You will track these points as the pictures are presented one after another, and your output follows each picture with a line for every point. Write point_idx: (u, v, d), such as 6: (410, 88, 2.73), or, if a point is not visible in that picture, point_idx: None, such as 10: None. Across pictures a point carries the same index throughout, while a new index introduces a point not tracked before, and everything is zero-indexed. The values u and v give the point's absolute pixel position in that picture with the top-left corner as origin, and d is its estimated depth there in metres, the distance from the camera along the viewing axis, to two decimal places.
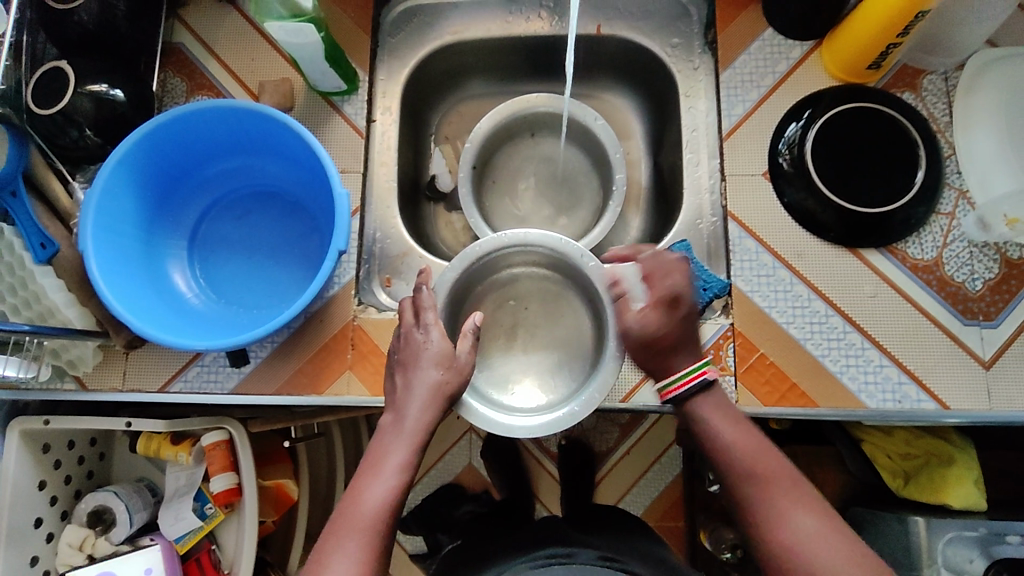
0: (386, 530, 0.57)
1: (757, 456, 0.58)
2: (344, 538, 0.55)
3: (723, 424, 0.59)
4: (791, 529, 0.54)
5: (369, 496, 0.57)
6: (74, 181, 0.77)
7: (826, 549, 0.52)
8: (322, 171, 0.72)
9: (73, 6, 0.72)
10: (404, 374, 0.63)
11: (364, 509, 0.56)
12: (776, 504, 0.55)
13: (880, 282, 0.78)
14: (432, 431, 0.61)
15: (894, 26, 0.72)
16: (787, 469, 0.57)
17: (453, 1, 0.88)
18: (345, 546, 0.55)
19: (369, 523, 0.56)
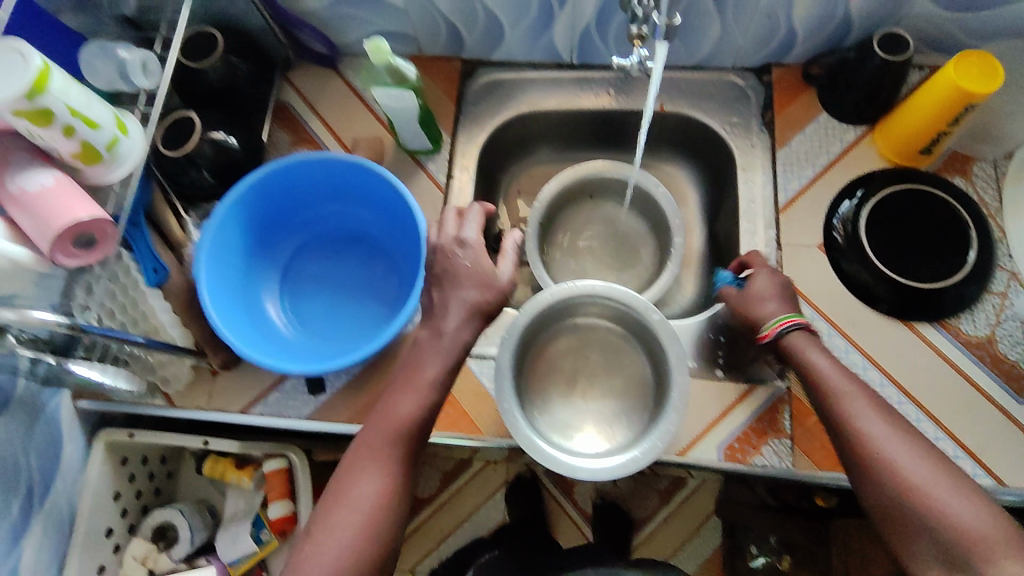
0: (410, 447, 0.65)
1: (842, 381, 0.66)
2: (377, 447, 0.64)
3: (813, 353, 0.69)
4: (878, 443, 0.61)
5: (398, 412, 0.65)
6: (187, 216, 0.85)
7: (897, 445, 0.61)
8: (411, 219, 0.80)
9: (202, 65, 0.82)
10: (446, 287, 0.71)
11: (393, 426, 0.65)
12: (863, 425, 0.63)
13: (933, 355, 0.81)
14: (466, 349, 0.69)
15: (946, 115, 0.78)
16: (868, 393, 0.65)
17: (531, 76, 0.98)
18: (374, 455, 0.63)
19: (396, 437, 0.64)
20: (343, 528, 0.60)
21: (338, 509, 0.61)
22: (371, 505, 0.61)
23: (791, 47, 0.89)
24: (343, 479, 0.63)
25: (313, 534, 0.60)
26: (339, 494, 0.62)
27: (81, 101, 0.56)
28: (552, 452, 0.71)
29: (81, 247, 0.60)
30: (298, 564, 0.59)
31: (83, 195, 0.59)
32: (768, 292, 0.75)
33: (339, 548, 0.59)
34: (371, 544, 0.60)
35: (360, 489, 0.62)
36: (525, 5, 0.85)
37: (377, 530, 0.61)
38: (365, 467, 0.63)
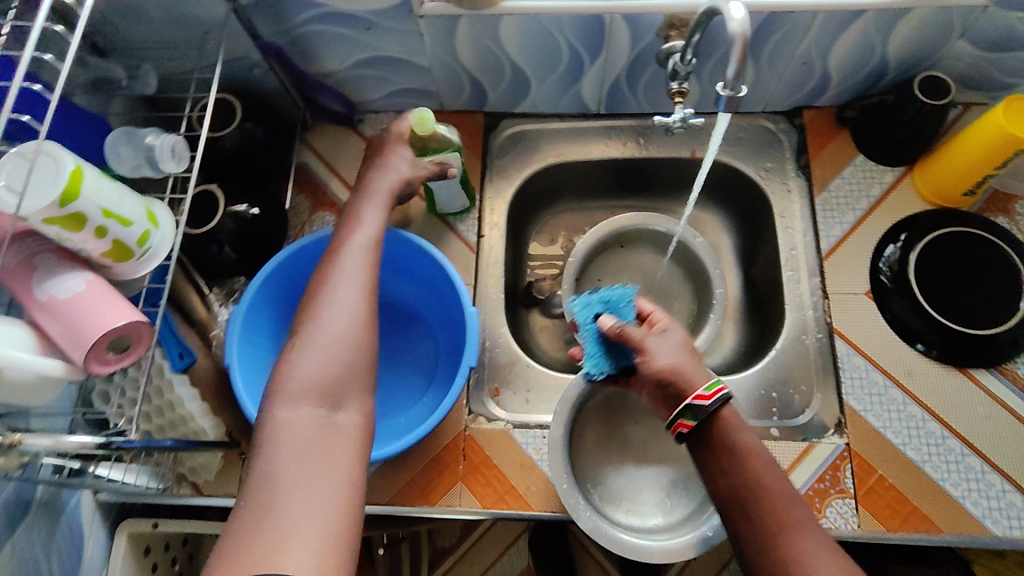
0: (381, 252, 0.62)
1: (767, 484, 0.57)
2: (346, 265, 0.58)
3: (742, 435, 0.59)
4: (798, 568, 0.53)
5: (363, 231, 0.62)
6: (210, 292, 0.80)
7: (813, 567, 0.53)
8: (449, 288, 0.77)
9: (219, 134, 0.79)
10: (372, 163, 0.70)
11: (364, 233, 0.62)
12: (791, 548, 0.54)
13: (993, 403, 0.78)
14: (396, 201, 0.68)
15: (993, 159, 0.76)
16: (792, 502, 0.56)
17: (557, 127, 0.95)
18: (347, 264, 0.58)
19: (365, 245, 0.61)
20: (328, 334, 0.53)
21: (318, 317, 0.54)
22: (353, 306, 0.55)
23: (824, 91, 0.88)
24: (318, 292, 0.56)
25: (292, 347, 0.53)
26: (317, 305, 0.55)
27: (113, 199, 0.54)
28: (615, 532, 0.66)
29: (115, 352, 0.57)
30: (281, 378, 0.51)
31: (116, 296, 0.56)
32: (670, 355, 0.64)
33: (326, 356, 0.52)
34: (359, 351, 0.54)
35: (341, 293, 0.56)
36: (553, 59, 0.83)
37: (362, 336, 0.55)
38: (341, 274, 0.57)
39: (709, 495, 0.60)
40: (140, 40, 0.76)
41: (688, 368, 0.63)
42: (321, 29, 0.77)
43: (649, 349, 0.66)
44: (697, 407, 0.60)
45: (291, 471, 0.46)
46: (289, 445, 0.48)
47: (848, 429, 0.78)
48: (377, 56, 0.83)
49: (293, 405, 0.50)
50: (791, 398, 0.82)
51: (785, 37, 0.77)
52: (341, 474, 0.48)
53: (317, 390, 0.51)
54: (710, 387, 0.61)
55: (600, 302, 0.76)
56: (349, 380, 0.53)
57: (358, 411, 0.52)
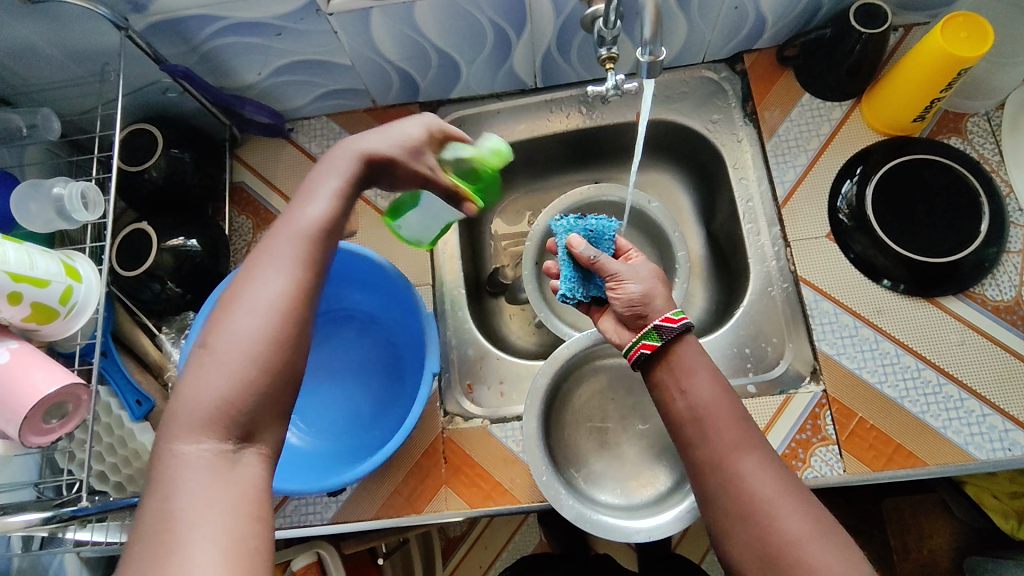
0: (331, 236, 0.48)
1: (723, 406, 0.56)
2: (280, 263, 0.45)
3: (700, 357, 0.58)
4: (747, 488, 0.52)
5: (309, 207, 0.48)
6: (160, 332, 0.77)
7: (761, 478, 0.52)
8: (402, 293, 0.75)
9: (143, 166, 0.75)
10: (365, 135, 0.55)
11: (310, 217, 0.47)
12: (743, 463, 0.53)
13: (965, 329, 0.77)
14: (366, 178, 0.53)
15: (937, 81, 0.74)
16: (744, 420, 0.55)
17: (496, 108, 0.92)
18: (285, 249, 0.46)
19: (313, 222, 0.48)
20: (245, 345, 0.42)
21: (237, 318, 0.43)
22: (281, 309, 0.43)
23: (762, 33, 0.85)
24: (238, 297, 0.44)
25: (197, 355, 0.42)
26: (231, 303, 0.43)
27: (21, 263, 0.52)
28: (601, 517, 0.65)
29: (56, 418, 0.55)
30: (181, 397, 0.41)
31: (47, 360, 0.54)
32: (646, 280, 0.64)
33: (235, 376, 0.41)
34: (276, 378, 0.42)
35: (257, 289, 0.44)
36: (476, 39, 0.79)
37: (281, 349, 0.43)
38: (271, 264, 0.45)
39: (665, 417, 0.59)
40: (42, 80, 0.72)
41: (657, 294, 0.62)
42: (228, 41, 0.73)
43: (619, 280, 0.65)
44: (664, 328, 0.58)
45: (186, 518, 0.37)
46: (183, 485, 0.38)
47: (824, 375, 0.77)
48: (296, 61, 0.79)
49: (193, 436, 0.40)
50: (764, 351, 0.82)
51: None
52: (245, 528, 0.38)
53: (225, 420, 0.40)
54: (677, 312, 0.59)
55: (584, 228, 0.76)
56: (264, 416, 0.42)
57: (270, 449, 0.42)
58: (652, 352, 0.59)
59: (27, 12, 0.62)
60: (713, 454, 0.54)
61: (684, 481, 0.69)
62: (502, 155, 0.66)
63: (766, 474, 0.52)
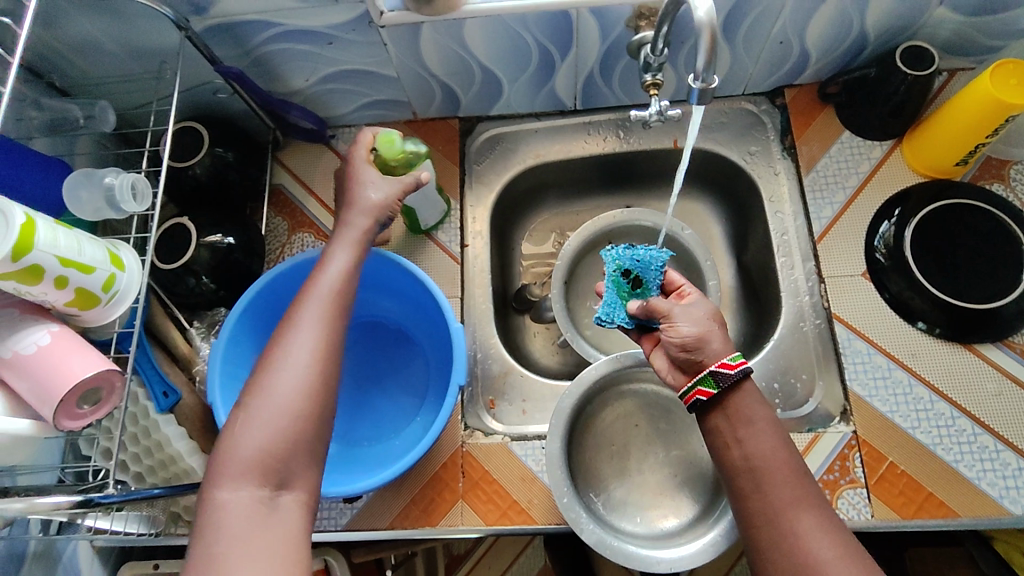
0: (346, 298, 0.57)
1: (778, 456, 0.54)
2: (303, 322, 0.54)
3: (758, 408, 0.57)
4: (803, 546, 0.50)
5: (326, 271, 0.58)
6: (191, 327, 0.78)
7: (817, 536, 0.51)
8: (433, 304, 0.75)
9: (189, 162, 0.77)
10: (351, 193, 0.65)
11: (328, 278, 0.57)
12: (800, 519, 0.52)
13: (1002, 379, 0.75)
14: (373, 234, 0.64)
15: (983, 126, 0.74)
16: (803, 474, 0.54)
17: (534, 128, 0.93)
18: (307, 313, 0.55)
19: (330, 290, 0.57)
20: (281, 401, 0.50)
21: (271, 379, 0.51)
22: (308, 365, 0.52)
23: (805, 68, 0.85)
24: (271, 355, 0.53)
25: (241, 407, 0.51)
26: (267, 361, 0.52)
27: (70, 248, 0.53)
28: (622, 544, 0.64)
29: (88, 404, 0.56)
30: (227, 450, 0.49)
31: (84, 346, 0.55)
32: (702, 322, 0.60)
33: (273, 429, 0.49)
34: (306, 425, 0.51)
35: (287, 347, 0.53)
36: (522, 58, 0.80)
37: (308, 400, 0.51)
38: (298, 329, 0.54)
39: (719, 465, 0.58)
40: (99, 74, 0.74)
41: (714, 336, 0.59)
42: (282, 47, 0.75)
43: (673, 316, 0.61)
44: (721, 375, 0.57)
45: (229, 562, 0.44)
46: (226, 531, 0.45)
47: (855, 416, 0.75)
48: (344, 70, 0.80)
49: (235, 483, 0.47)
50: (794, 389, 0.80)
51: (760, 16, 0.75)
52: (282, 569, 0.45)
53: (265, 468, 0.48)
54: (734, 357, 0.58)
55: (632, 259, 0.73)
56: (296, 459, 0.50)
57: (304, 488, 0.50)
58: (709, 398, 0.58)
59: (95, 7, 0.65)
60: (772, 509, 0.53)
61: (709, 513, 0.68)
62: (394, 140, 0.71)
63: (824, 532, 0.51)
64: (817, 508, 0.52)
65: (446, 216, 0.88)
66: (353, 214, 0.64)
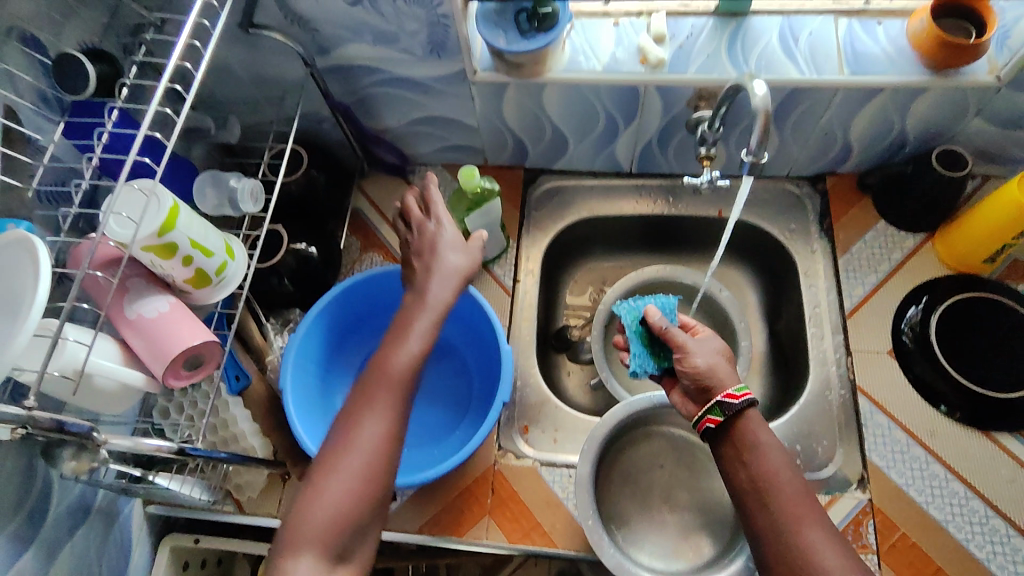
0: (416, 381, 0.62)
1: (784, 476, 0.59)
2: (376, 402, 0.59)
3: (763, 433, 0.61)
4: (810, 559, 0.55)
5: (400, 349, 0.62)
6: (267, 322, 0.87)
7: (822, 549, 0.55)
8: (488, 328, 0.82)
9: (288, 178, 0.86)
10: (428, 260, 0.71)
11: (402, 359, 0.62)
12: (804, 534, 0.56)
13: (1017, 467, 0.78)
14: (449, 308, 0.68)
15: (1011, 227, 0.80)
16: (806, 492, 0.58)
17: (591, 185, 1.02)
18: (381, 393, 0.60)
19: (402, 372, 0.61)
20: (348, 480, 0.56)
21: (343, 458, 0.57)
22: (376, 448, 0.57)
23: (846, 159, 0.93)
24: (345, 433, 0.58)
25: (314, 481, 0.56)
26: (341, 438, 0.58)
27: (200, 233, 0.62)
28: (638, 571, 0.68)
29: (189, 368, 0.64)
30: (297, 521, 0.54)
31: (193, 317, 0.64)
32: (711, 356, 0.67)
33: (338, 510, 0.55)
34: (368, 506, 0.56)
35: (360, 429, 0.58)
36: (590, 123, 0.90)
37: (372, 481, 0.57)
38: (371, 412, 0.59)
39: (729, 487, 0.62)
40: (228, 96, 0.86)
41: (721, 369, 0.66)
42: (385, 91, 0.86)
43: (686, 351, 0.68)
44: (726, 405, 0.62)
45: None
46: None
47: (871, 485, 0.79)
48: (433, 116, 0.91)
49: (301, 555, 0.53)
50: (815, 451, 0.83)
51: (808, 109, 0.83)
52: None
53: (329, 542, 0.54)
54: (739, 388, 0.63)
55: (646, 307, 0.80)
56: (354, 536, 0.56)
57: (358, 562, 0.56)
58: (717, 426, 0.63)
59: (240, 41, 0.77)
60: (779, 526, 0.57)
61: (723, 555, 0.71)
62: (474, 177, 0.78)
63: (828, 544, 0.55)
64: (821, 522, 0.56)
65: (503, 252, 0.96)
66: (431, 290, 0.68)
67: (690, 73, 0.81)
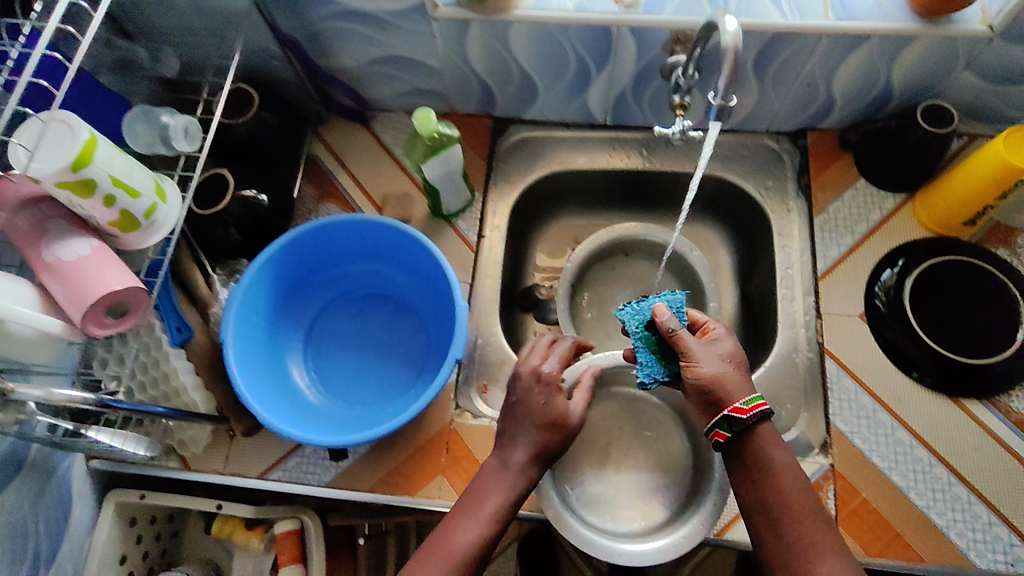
0: (474, 566, 0.59)
1: (797, 500, 0.58)
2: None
3: (775, 452, 0.59)
4: None
5: (468, 531, 0.61)
6: (214, 273, 0.83)
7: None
8: (443, 282, 0.79)
9: (237, 121, 0.81)
10: (513, 420, 0.66)
11: (464, 542, 0.60)
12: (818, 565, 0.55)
13: (984, 434, 0.77)
14: (531, 486, 0.64)
15: (994, 186, 0.76)
16: (819, 518, 0.57)
17: (563, 137, 0.97)
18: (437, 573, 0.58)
19: (463, 553, 0.59)
20: None
21: None
22: None
23: (829, 114, 0.89)
24: None
25: None
26: None
27: (123, 171, 0.57)
28: (589, 534, 0.66)
29: (113, 316, 0.60)
30: None
31: (118, 262, 0.59)
32: (721, 363, 0.62)
33: None
34: None
35: None
36: (562, 69, 0.85)
37: None
38: None
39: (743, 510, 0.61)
40: (166, 27, 0.79)
41: (728, 379, 0.61)
42: (339, 26, 0.80)
43: (694, 358, 0.63)
44: (733, 419, 0.59)
45: None
46: None
47: (833, 450, 0.77)
48: (392, 56, 0.85)
49: None
50: (776, 416, 0.82)
51: (791, 57, 0.78)
52: None
53: None
54: (749, 400, 0.59)
55: (652, 304, 0.72)
56: None
57: None
58: (726, 440, 0.61)
59: None
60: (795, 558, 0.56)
61: (677, 517, 0.70)
62: (431, 119, 0.74)
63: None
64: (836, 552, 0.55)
65: (467, 205, 0.92)
66: (512, 465, 0.64)
67: (666, 14, 0.75)
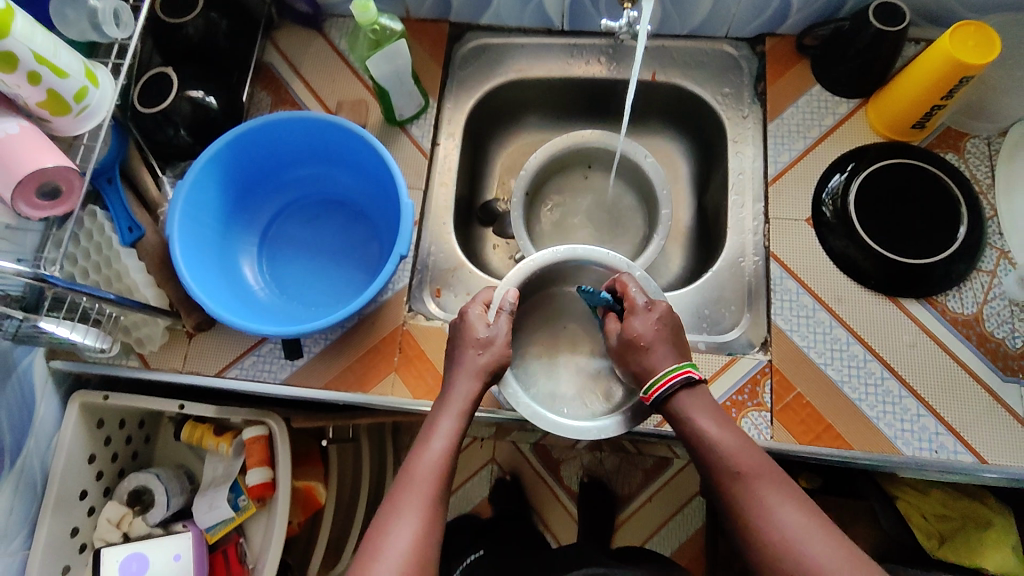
0: (444, 479, 0.61)
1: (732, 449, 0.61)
2: (406, 502, 0.59)
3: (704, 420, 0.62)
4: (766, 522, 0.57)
5: (427, 451, 0.62)
6: (164, 175, 0.83)
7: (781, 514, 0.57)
8: (389, 181, 0.79)
9: (182, 21, 0.80)
10: (454, 353, 0.69)
11: (429, 460, 0.61)
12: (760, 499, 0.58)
13: (919, 331, 0.79)
14: (475, 404, 0.66)
15: (939, 86, 0.76)
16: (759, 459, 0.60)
17: (521, 43, 0.96)
18: (409, 499, 0.59)
19: (429, 474, 0.61)
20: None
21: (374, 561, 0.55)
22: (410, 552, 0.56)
23: (787, 17, 0.88)
24: (373, 543, 0.57)
25: None
26: (386, 536, 0.57)
27: (47, 47, 0.56)
28: (556, 418, 0.69)
29: (47, 198, 0.61)
30: None
31: (49, 143, 0.59)
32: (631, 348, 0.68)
33: None
34: None
35: (404, 539, 0.56)
36: None
37: None
38: (401, 514, 0.58)
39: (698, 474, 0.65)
40: None
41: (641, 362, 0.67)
42: None
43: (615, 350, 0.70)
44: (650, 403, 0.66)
45: None
46: None
47: (773, 347, 0.80)
48: None
49: None
50: (721, 317, 0.85)
51: None
52: None
53: None
54: (650, 386, 0.65)
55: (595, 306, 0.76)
56: None
57: None
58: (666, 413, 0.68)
59: None
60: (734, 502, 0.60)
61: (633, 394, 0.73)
62: (370, 7, 0.74)
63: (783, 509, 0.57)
64: (775, 486, 0.59)
65: (422, 111, 0.90)
66: (456, 392, 0.66)
67: None
